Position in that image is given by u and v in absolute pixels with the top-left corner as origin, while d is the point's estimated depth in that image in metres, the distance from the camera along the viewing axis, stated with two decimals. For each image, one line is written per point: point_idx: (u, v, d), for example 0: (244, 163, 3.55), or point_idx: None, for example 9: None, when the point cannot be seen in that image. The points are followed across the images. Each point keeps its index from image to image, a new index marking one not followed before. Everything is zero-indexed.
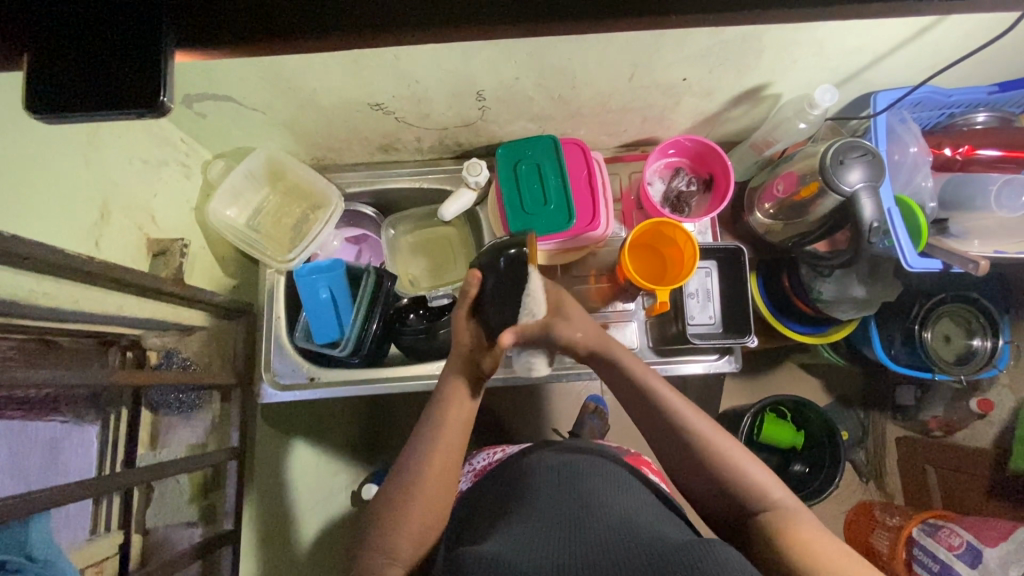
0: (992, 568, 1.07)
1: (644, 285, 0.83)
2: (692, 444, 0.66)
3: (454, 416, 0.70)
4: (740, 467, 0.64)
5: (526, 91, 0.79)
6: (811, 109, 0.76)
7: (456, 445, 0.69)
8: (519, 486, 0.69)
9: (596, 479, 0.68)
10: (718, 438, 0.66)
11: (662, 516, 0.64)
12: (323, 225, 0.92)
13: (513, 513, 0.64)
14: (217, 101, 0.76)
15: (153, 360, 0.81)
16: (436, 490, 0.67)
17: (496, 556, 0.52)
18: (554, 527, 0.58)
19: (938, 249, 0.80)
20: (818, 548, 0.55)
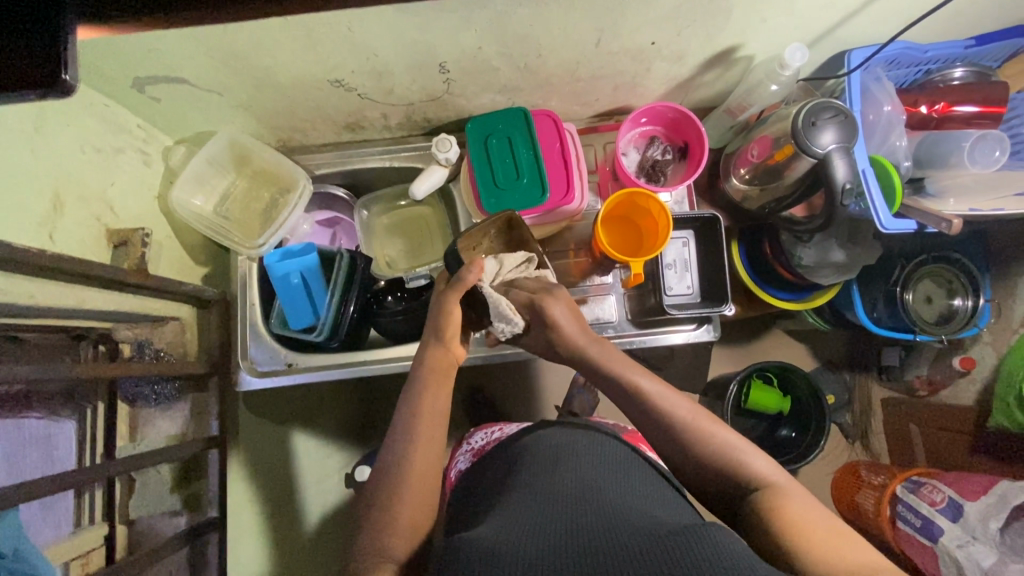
0: (972, 522, 1.10)
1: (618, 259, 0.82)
2: (679, 428, 0.66)
3: (428, 402, 0.71)
4: (735, 452, 0.64)
5: (490, 61, 0.76)
6: (782, 70, 0.74)
7: (437, 432, 0.70)
8: (513, 473, 0.69)
9: (590, 458, 0.67)
10: (709, 424, 0.66)
11: (659, 493, 0.64)
12: (292, 208, 0.90)
13: (507, 499, 0.63)
14: (170, 83, 0.73)
15: (126, 352, 0.80)
16: (426, 475, 0.66)
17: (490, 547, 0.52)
18: (549, 513, 0.57)
19: (914, 210, 0.79)
20: (808, 530, 0.55)
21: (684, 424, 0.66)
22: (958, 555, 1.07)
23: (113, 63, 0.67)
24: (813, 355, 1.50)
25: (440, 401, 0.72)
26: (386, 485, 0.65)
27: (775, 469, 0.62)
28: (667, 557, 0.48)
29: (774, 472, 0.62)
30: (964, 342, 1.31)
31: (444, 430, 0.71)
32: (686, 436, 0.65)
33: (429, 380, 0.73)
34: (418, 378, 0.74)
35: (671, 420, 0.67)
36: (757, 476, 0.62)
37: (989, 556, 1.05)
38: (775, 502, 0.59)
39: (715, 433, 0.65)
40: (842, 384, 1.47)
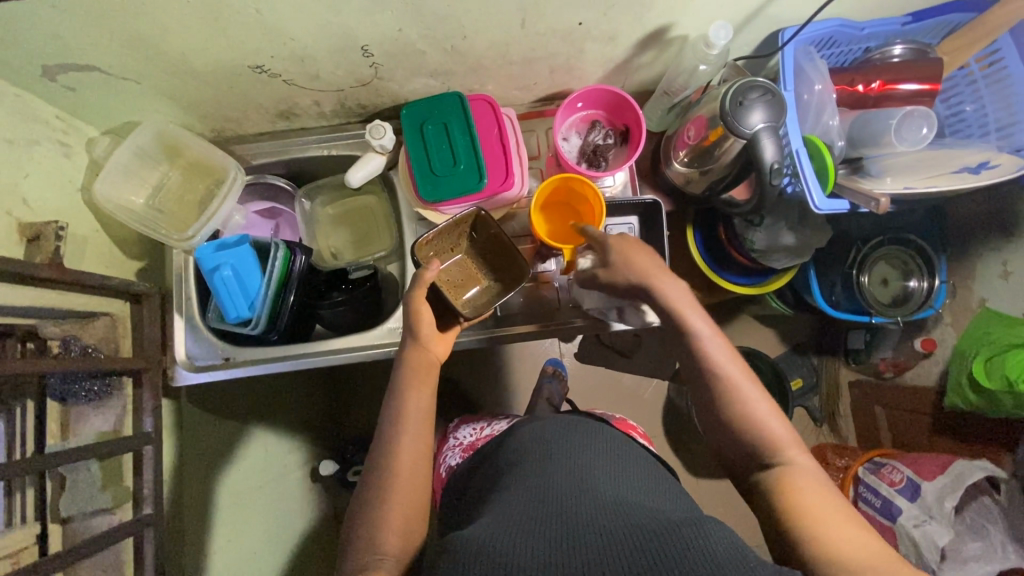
0: (929, 501, 1.11)
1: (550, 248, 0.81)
2: (721, 395, 0.66)
3: (412, 401, 0.71)
4: (758, 418, 0.64)
5: (414, 43, 0.74)
6: (708, 49, 0.73)
7: (423, 430, 0.71)
8: (520, 459, 0.70)
9: (585, 454, 0.69)
10: (747, 386, 0.66)
11: (651, 486, 0.67)
12: (223, 198, 0.88)
13: (510, 487, 0.65)
14: (81, 72, 0.71)
15: (54, 349, 0.78)
16: (414, 473, 0.68)
17: (495, 551, 0.52)
18: (548, 503, 0.59)
19: (847, 189, 0.78)
20: (818, 514, 0.56)
21: (727, 385, 0.66)
22: (914, 534, 1.09)
23: (13, 49, 0.64)
24: (780, 340, 1.50)
25: (426, 399, 0.73)
26: (376, 486, 0.66)
27: (794, 440, 0.63)
28: (669, 551, 0.50)
29: (795, 444, 0.63)
30: (926, 323, 1.30)
31: (432, 430, 0.72)
32: (721, 400, 0.66)
33: (412, 379, 0.73)
34: (401, 376, 0.74)
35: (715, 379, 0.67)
36: (777, 448, 0.63)
37: (944, 536, 1.06)
38: (783, 480, 0.61)
39: (751, 397, 0.65)
40: (809, 367, 1.48)
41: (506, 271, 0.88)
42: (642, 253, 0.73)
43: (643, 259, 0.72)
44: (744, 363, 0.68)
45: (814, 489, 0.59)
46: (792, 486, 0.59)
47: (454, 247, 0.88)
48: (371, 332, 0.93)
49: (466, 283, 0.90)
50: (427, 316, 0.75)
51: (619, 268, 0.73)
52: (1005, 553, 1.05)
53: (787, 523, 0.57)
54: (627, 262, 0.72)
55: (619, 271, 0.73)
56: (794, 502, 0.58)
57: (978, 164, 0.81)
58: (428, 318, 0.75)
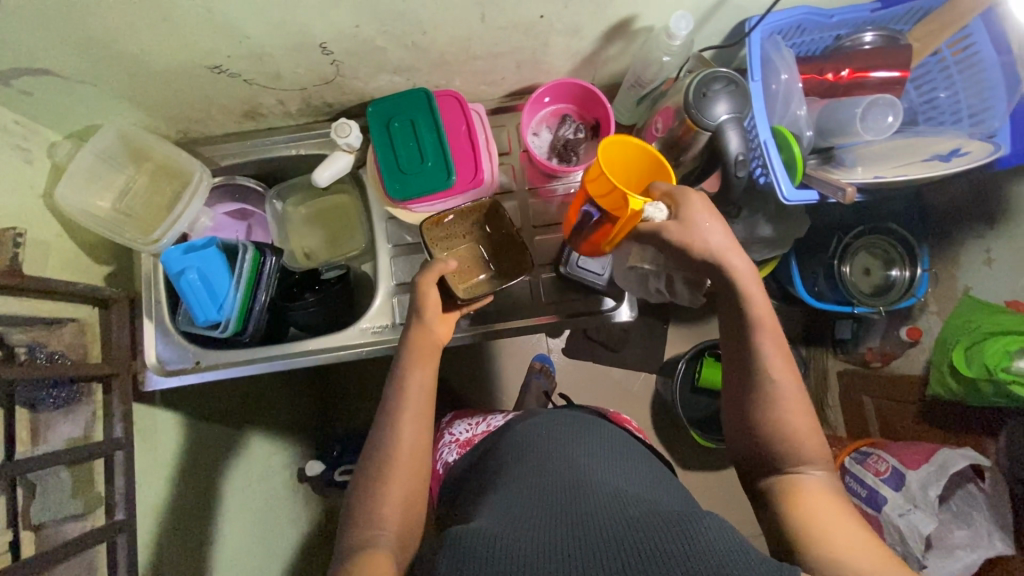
0: (914, 491, 1.10)
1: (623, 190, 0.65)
2: (770, 397, 0.63)
3: (413, 379, 0.71)
4: (792, 427, 0.62)
5: (374, 40, 0.73)
6: (670, 41, 0.72)
7: (426, 411, 0.70)
8: (534, 459, 0.68)
9: (587, 454, 0.68)
10: (793, 395, 0.63)
11: (657, 483, 0.66)
12: (189, 200, 0.88)
13: (521, 484, 0.64)
14: (35, 76, 0.70)
15: (20, 356, 0.74)
16: (416, 452, 0.67)
17: (508, 548, 0.50)
18: (564, 504, 0.58)
19: (815, 178, 0.77)
20: (828, 523, 0.56)
21: (770, 388, 0.63)
22: (898, 524, 1.09)
23: None
24: None
25: (428, 379, 0.72)
26: (372, 467, 0.66)
27: (821, 453, 0.62)
28: (664, 549, 0.49)
29: (819, 457, 0.62)
30: (911, 312, 1.30)
31: (431, 409, 0.71)
32: (754, 401, 0.64)
33: (414, 360, 0.73)
34: (404, 358, 0.74)
35: (758, 378, 0.64)
36: (801, 457, 0.61)
37: (929, 524, 1.06)
38: (795, 488, 0.60)
39: (790, 405, 0.63)
40: (797, 358, 1.47)
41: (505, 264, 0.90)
42: (716, 224, 0.65)
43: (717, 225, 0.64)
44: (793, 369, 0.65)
45: (832, 505, 0.58)
46: (804, 496, 0.59)
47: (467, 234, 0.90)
48: (346, 333, 0.92)
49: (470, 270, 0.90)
50: (436, 302, 0.77)
51: (691, 233, 0.64)
52: (991, 540, 1.05)
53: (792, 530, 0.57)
54: (696, 227, 0.64)
55: (692, 235, 0.64)
56: (808, 513, 0.57)
57: (950, 152, 0.80)
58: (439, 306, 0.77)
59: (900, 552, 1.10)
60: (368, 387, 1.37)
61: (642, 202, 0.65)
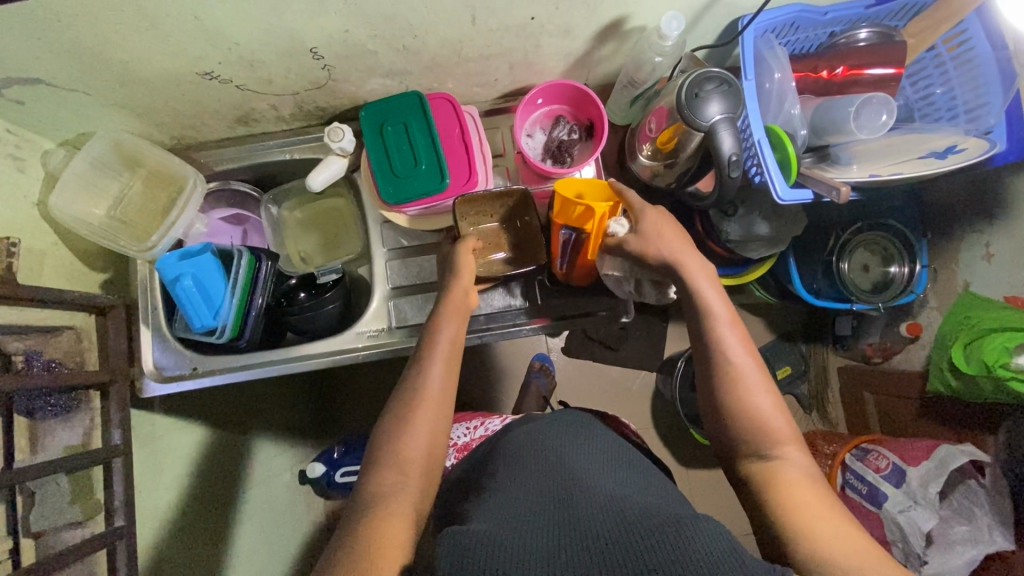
0: (914, 487, 1.10)
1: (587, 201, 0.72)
2: (733, 384, 0.63)
3: (447, 329, 0.72)
4: (760, 413, 0.62)
5: (365, 44, 0.73)
6: (661, 41, 0.71)
7: (451, 364, 0.71)
8: (521, 463, 0.68)
9: (581, 458, 0.68)
10: (755, 379, 0.63)
11: (650, 486, 0.66)
12: (184, 206, 0.88)
13: (511, 488, 0.63)
14: (27, 85, 0.70)
15: (16, 364, 0.74)
16: (440, 403, 0.67)
17: (484, 541, 0.51)
18: (549, 506, 0.59)
19: (810, 178, 0.77)
20: (809, 509, 0.55)
21: (733, 376, 0.63)
22: (900, 521, 1.08)
23: None
24: (768, 329, 1.50)
25: (458, 335, 0.73)
26: (393, 415, 0.66)
27: (793, 436, 0.61)
28: (658, 551, 0.48)
29: (790, 438, 0.61)
30: (911, 308, 1.29)
31: (459, 359, 0.72)
32: (719, 391, 0.63)
33: (447, 314, 0.74)
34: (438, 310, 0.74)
35: (720, 367, 0.64)
36: (774, 442, 0.60)
37: (930, 520, 1.05)
38: (773, 475, 0.59)
39: (753, 389, 0.63)
40: (798, 355, 1.47)
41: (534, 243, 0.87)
42: (671, 232, 0.71)
43: (671, 231, 0.71)
44: (755, 352, 0.65)
45: (812, 492, 0.57)
46: (783, 481, 0.58)
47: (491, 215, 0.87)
48: (342, 337, 0.92)
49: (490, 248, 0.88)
50: (471, 266, 0.79)
51: (647, 242, 0.70)
52: (992, 536, 1.04)
53: (776, 523, 0.55)
54: (656, 234, 0.70)
55: (648, 243, 0.70)
56: (786, 502, 0.56)
57: (946, 149, 0.79)
58: (473, 277, 0.78)
59: (901, 548, 1.10)
60: (367, 389, 1.37)
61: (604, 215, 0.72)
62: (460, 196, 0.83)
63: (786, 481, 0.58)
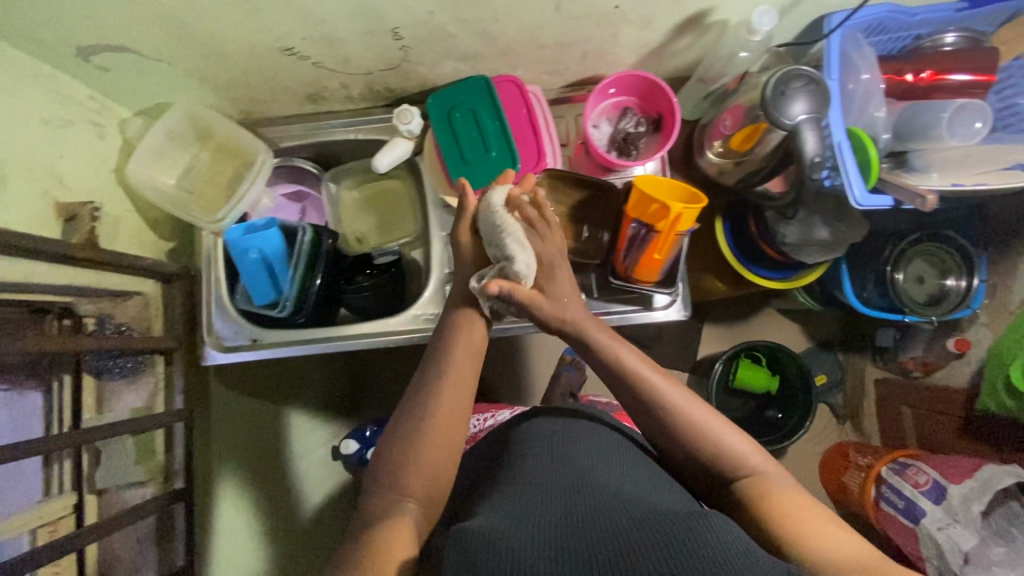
0: (955, 505, 1.07)
1: (664, 199, 0.73)
2: (680, 416, 0.66)
3: (459, 374, 0.68)
4: (719, 438, 0.65)
5: (445, 26, 0.73)
6: (750, 36, 0.70)
7: (469, 372, 0.69)
8: (505, 464, 0.67)
9: (581, 450, 0.65)
10: (705, 411, 0.67)
11: (660, 484, 0.62)
12: (252, 181, 0.89)
13: (504, 485, 0.61)
14: (115, 53, 0.71)
15: (88, 326, 0.76)
16: (454, 405, 0.67)
17: (502, 536, 0.49)
18: (561, 496, 0.56)
19: (890, 184, 0.75)
20: (800, 517, 0.57)
21: (676, 413, 0.66)
22: (937, 537, 1.06)
23: (50, 30, 0.64)
24: (805, 335, 1.47)
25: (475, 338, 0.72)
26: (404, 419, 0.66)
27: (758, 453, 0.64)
28: (673, 538, 0.46)
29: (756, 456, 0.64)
30: (960, 323, 1.27)
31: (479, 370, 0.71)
32: (676, 421, 0.66)
33: (462, 359, 0.69)
34: (445, 348, 0.71)
35: (659, 400, 0.67)
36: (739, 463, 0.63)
37: (970, 540, 1.03)
38: (760, 490, 0.61)
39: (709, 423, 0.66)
40: (833, 363, 1.47)
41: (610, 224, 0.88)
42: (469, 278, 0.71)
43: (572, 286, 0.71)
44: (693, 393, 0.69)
45: (792, 497, 0.60)
46: (768, 495, 0.60)
47: (568, 194, 0.87)
48: (399, 317, 0.92)
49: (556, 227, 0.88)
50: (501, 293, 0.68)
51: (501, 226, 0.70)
52: None
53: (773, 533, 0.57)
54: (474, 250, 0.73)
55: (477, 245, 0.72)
56: (775, 509, 0.58)
57: None
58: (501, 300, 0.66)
59: (935, 564, 1.07)
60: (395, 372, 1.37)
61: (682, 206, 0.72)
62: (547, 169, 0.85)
63: (765, 490, 0.61)
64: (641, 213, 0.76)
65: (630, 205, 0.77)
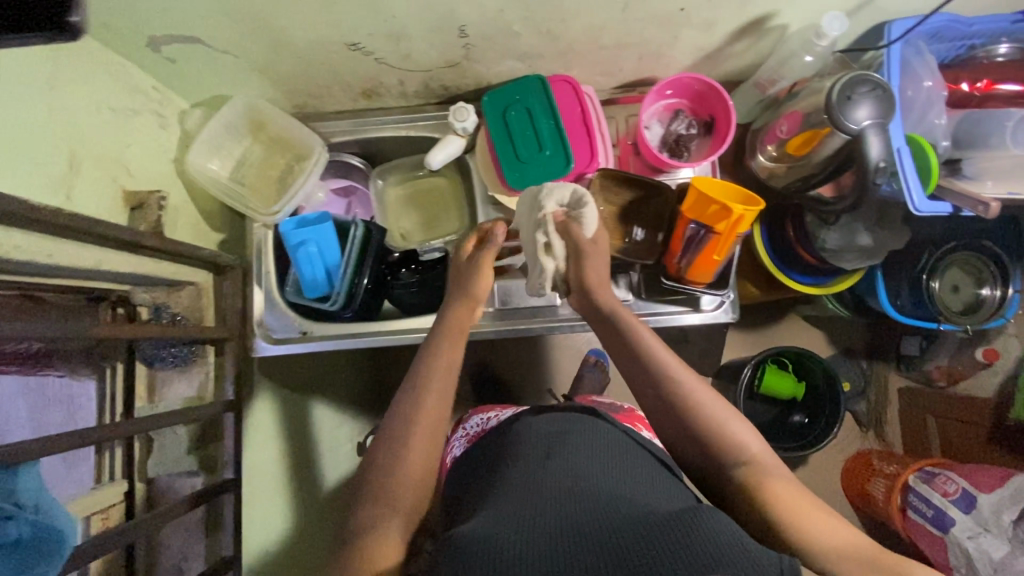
0: (986, 515, 1.05)
1: (724, 200, 0.74)
2: (679, 399, 0.67)
3: (451, 357, 0.70)
4: (721, 424, 0.65)
5: (512, 25, 0.73)
6: (817, 40, 0.71)
7: (449, 388, 0.68)
8: (507, 451, 0.66)
9: (582, 446, 0.63)
10: (703, 393, 0.67)
11: (661, 485, 0.61)
12: (308, 175, 0.89)
13: (501, 481, 0.60)
14: (187, 44, 0.72)
15: (144, 315, 0.80)
16: (436, 406, 0.66)
17: (494, 540, 0.48)
18: (552, 495, 0.55)
19: (948, 190, 0.76)
20: (794, 504, 0.59)
21: (686, 406, 0.67)
22: (967, 546, 1.04)
23: (129, 20, 0.65)
24: (829, 342, 1.41)
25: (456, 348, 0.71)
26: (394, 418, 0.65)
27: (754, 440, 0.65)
28: (665, 541, 0.46)
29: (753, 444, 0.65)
30: (987, 332, 1.28)
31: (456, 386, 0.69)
32: (680, 407, 0.67)
33: (448, 336, 0.72)
34: (437, 334, 0.73)
35: (663, 380, 0.68)
36: (738, 450, 0.64)
37: (1001, 549, 1.02)
38: (760, 478, 0.62)
39: (710, 406, 0.67)
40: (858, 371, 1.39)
41: (661, 227, 0.88)
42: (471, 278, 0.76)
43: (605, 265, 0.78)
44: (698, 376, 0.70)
45: (786, 485, 0.61)
46: (767, 482, 0.61)
47: (618, 194, 0.88)
48: None
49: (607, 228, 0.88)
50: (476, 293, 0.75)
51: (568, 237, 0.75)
52: None
53: (769, 518, 0.59)
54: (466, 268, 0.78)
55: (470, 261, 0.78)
56: (772, 497, 0.60)
57: None
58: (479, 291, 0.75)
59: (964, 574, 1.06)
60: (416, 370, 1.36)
61: (744, 210, 0.73)
62: (601, 169, 0.86)
63: (763, 478, 0.62)
64: (699, 215, 0.77)
65: (687, 205, 0.78)
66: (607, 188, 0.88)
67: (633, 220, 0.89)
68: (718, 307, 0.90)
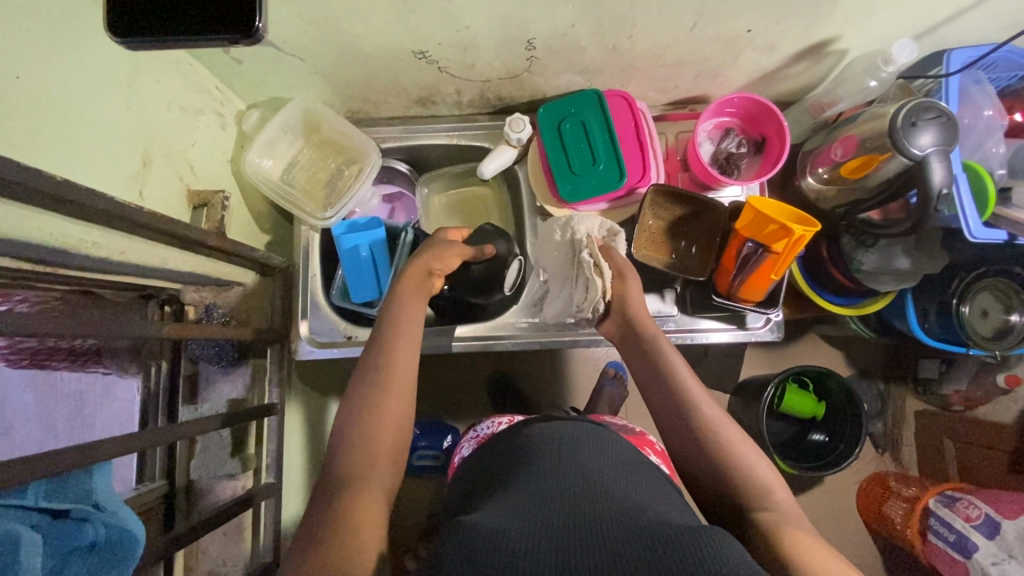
0: (1010, 540, 1.01)
1: (782, 220, 0.73)
2: (706, 430, 0.65)
3: (405, 347, 0.68)
4: (747, 464, 0.63)
5: (580, 40, 0.74)
6: (885, 66, 0.73)
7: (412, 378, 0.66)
8: (517, 456, 0.61)
9: (598, 454, 0.60)
10: (729, 427, 0.66)
11: (672, 501, 0.57)
12: (361, 180, 0.89)
13: (511, 484, 0.56)
14: (257, 46, 0.71)
15: (192, 315, 0.80)
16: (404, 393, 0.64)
17: (502, 537, 0.45)
18: (562, 501, 0.51)
19: (1003, 219, 0.77)
20: (818, 552, 0.54)
21: (705, 430, 0.65)
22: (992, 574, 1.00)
23: None
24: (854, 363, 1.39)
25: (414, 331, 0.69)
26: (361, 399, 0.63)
27: (777, 485, 0.62)
28: (674, 560, 0.42)
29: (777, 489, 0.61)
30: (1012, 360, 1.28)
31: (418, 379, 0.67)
32: (708, 437, 0.65)
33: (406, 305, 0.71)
34: (389, 320, 0.70)
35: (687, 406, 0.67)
36: (762, 492, 0.61)
37: None
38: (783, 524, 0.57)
39: (733, 439, 0.65)
40: (875, 393, 1.36)
41: (711, 244, 0.88)
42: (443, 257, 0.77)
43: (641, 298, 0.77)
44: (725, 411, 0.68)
45: (811, 536, 0.56)
46: (794, 531, 0.57)
47: (667, 211, 0.88)
48: (493, 323, 0.92)
49: (654, 244, 0.89)
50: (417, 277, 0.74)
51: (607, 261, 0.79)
52: None
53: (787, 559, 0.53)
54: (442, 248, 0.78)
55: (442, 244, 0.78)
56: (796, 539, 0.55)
57: None
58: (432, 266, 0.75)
59: None
60: (432, 376, 1.33)
61: (802, 229, 0.72)
62: (655, 184, 0.86)
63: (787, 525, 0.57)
64: (754, 233, 0.77)
65: (742, 224, 0.78)
66: (657, 206, 0.88)
67: (681, 237, 0.89)
68: (760, 325, 0.91)
